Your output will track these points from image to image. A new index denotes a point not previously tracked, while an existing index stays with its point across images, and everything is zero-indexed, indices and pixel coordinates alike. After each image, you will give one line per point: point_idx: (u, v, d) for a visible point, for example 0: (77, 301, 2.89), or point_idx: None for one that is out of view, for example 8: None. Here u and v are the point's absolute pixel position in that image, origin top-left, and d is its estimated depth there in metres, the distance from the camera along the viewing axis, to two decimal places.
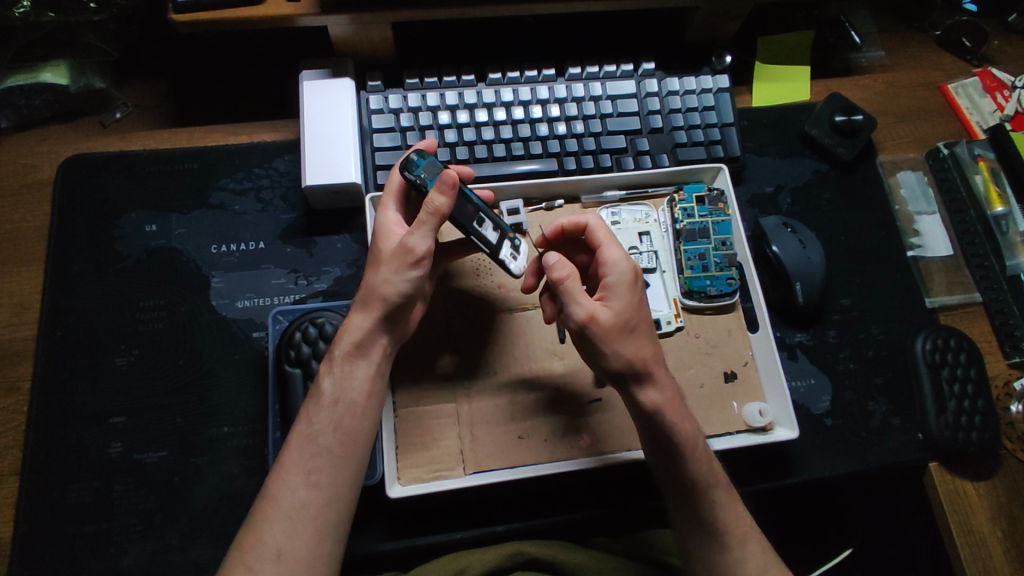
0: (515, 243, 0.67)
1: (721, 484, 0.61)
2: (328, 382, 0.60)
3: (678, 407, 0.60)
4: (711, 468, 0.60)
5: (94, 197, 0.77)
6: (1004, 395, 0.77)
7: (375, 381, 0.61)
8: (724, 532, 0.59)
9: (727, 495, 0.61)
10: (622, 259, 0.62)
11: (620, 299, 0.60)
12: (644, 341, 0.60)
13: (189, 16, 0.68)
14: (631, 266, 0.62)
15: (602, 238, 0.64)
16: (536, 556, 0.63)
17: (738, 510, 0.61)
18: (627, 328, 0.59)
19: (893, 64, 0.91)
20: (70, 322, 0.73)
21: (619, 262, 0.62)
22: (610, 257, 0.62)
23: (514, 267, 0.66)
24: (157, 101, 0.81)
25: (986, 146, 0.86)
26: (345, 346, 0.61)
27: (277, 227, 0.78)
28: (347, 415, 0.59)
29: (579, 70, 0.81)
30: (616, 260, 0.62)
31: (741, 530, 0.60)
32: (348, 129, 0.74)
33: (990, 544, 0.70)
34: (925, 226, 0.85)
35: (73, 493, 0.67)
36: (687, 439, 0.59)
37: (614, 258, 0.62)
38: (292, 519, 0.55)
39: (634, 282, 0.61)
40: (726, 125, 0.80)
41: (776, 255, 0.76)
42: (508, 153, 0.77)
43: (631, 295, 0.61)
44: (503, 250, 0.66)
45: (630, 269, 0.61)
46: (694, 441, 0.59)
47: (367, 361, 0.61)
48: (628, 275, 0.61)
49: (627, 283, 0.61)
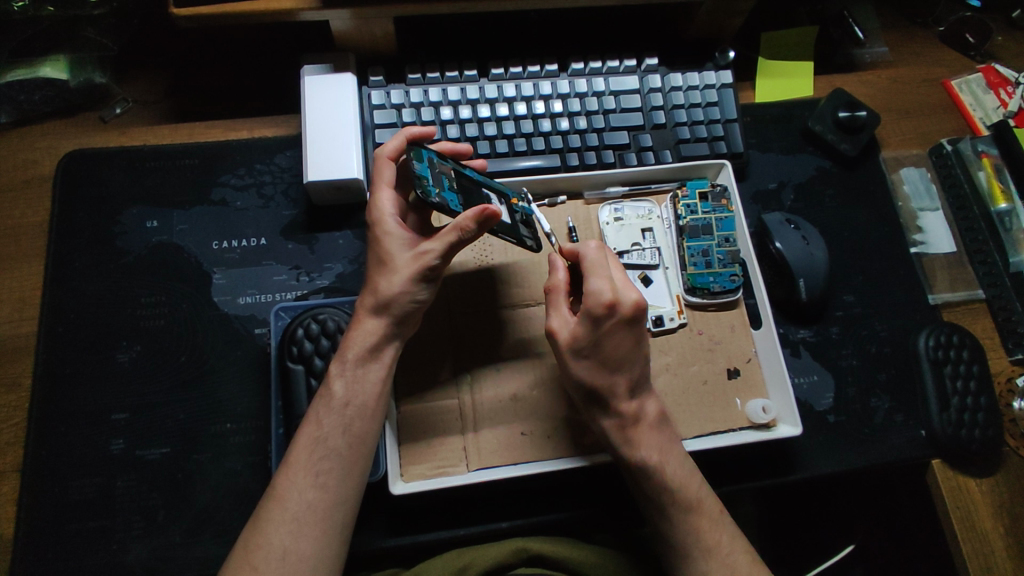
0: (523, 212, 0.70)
1: (683, 500, 0.60)
2: (338, 385, 0.60)
3: (635, 430, 0.60)
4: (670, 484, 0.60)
5: (95, 193, 0.76)
6: (1006, 392, 0.77)
7: (386, 384, 0.61)
8: (689, 543, 0.60)
9: (690, 510, 0.60)
10: (602, 291, 0.58)
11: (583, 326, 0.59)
12: (598, 366, 0.59)
13: (190, 10, 0.67)
14: (609, 297, 0.58)
15: (599, 261, 0.61)
16: (540, 553, 0.63)
17: (703, 521, 0.60)
18: (579, 353, 0.59)
19: (897, 59, 0.90)
20: (71, 318, 0.72)
21: (597, 291, 0.58)
22: (596, 283, 0.59)
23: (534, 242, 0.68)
24: (158, 96, 0.80)
25: (989, 142, 0.85)
26: (357, 350, 0.60)
27: (279, 222, 0.77)
28: (357, 418, 0.59)
29: (581, 66, 0.80)
30: (597, 287, 0.59)
31: (706, 540, 0.60)
32: (349, 124, 0.74)
33: (991, 541, 0.70)
34: (928, 222, 0.85)
35: (76, 490, 0.67)
36: (643, 457, 0.60)
37: (597, 285, 0.59)
38: (298, 522, 0.55)
39: (606, 315, 0.58)
40: (729, 121, 0.80)
41: (780, 251, 0.75)
42: (511, 149, 0.76)
43: (596, 325, 0.58)
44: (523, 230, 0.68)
45: (604, 300, 0.58)
46: (652, 460, 0.60)
47: (379, 364, 0.61)
48: (595, 304, 0.58)
49: (593, 316, 0.58)
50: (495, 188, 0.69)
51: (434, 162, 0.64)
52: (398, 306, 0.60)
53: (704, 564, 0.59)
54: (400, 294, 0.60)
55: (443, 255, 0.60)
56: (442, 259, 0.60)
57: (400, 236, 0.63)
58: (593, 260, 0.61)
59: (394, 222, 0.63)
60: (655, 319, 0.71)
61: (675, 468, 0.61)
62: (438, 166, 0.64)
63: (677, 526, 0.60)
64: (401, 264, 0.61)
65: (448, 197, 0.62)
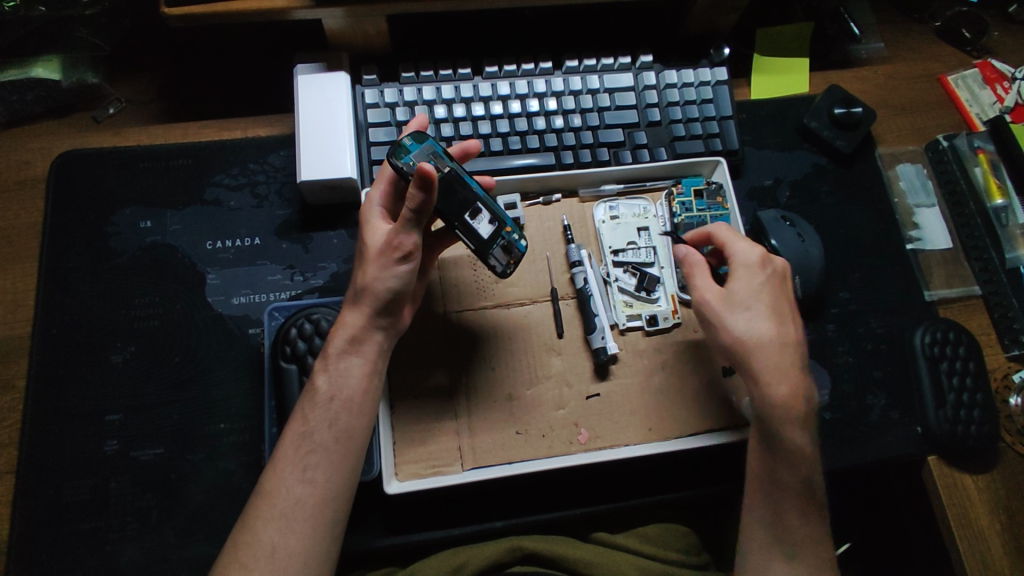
0: (508, 244, 0.64)
1: (812, 494, 0.60)
2: (322, 379, 0.60)
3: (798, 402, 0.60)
4: (805, 475, 0.60)
5: (88, 193, 0.76)
6: (1003, 388, 0.77)
7: (371, 378, 0.60)
8: (796, 537, 0.59)
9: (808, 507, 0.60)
10: (750, 246, 0.65)
11: (741, 282, 0.63)
12: (769, 319, 0.62)
13: (181, 10, 0.67)
14: (758, 253, 0.64)
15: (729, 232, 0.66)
16: (535, 551, 0.63)
17: (813, 520, 0.60)
18: (747, 307, 0.62)
19: (893, 55, 0.90)
20: (64, 319, 0.72)
21: (747, 249, 0.65)
22: (734, 246, 0.65)
23: (500, 266, 0.64)
24: (151, 96, 0.80)
25: (986, 138, 0.85)
26: (339, 342, 0.60)
27: (273, 222, 0.77)
28: (343, 412, 0.59)
29: (576, 63, 0.80)
30: (738, 249, 0.65)
31: (813, 540, 0.59)
32: (343, 123, 0.74)
33: (988, 537, 0.70)
34: (925, 219, 0.85)
35: (70, 491, 0.67)
36: (797, 444, 0.60)
37: (743, 247, 0.65)
38: (286, 518, 0.55)
39: (766, 263, 0.64)
40: (725, 118, 0.80)
41: (775, 247, 0.75)
42: (505, 147, 0.76)
43: (754, 278, 0.63)
44: (496, 254, 0.64)
45: (756, 254, 0.64)
46: (805, 445, 0.60)
47: (362, 357, 0.60)
48: (753, 261, 0.64)
49: (750, 267, 0.63)
50: (494, 203, 0.64)
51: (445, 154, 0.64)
52: (377, 290, 0.60)
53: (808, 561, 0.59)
54: (376, 275, 0.60)
55: (408, 233, 0.59)
56: (409, 238, 0.59)
57: (381, 224, 0.63)
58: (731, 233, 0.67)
59: (377, 213, 0.64)
60: (649, 318, 0.70)
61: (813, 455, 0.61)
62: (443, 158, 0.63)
63: (796, 522, 0.59)
64: (375, 247, 0.62)
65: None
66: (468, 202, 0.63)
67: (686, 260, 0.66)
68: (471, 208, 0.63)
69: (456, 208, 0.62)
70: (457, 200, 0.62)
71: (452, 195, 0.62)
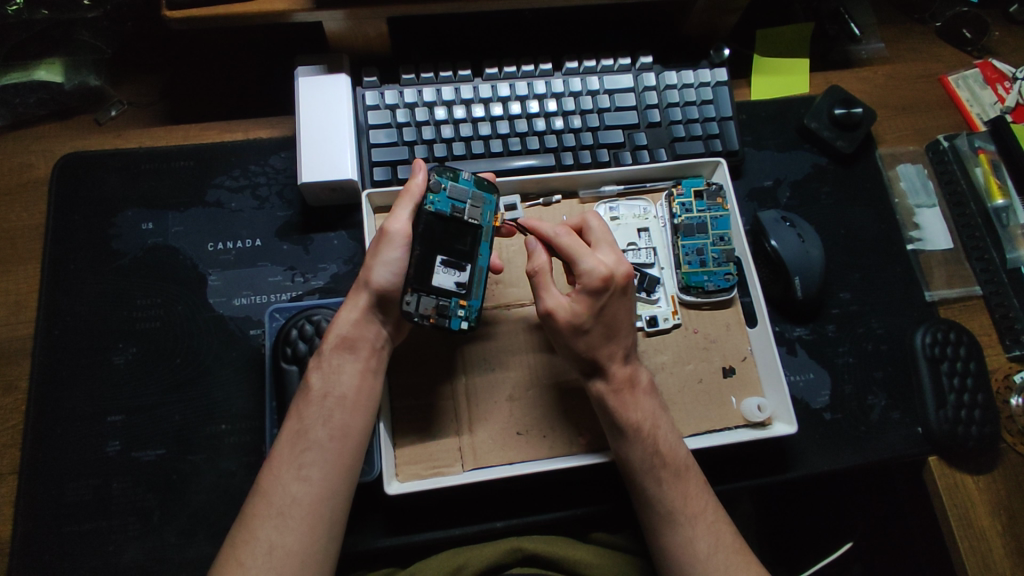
0: (444, 308, 0.62)
1: (669, 464, 0.61)
2: (316, 377, 0.61)
3: (630, 394, 0.62)
4: (656, 449, 0.61)
5: (91, 195, 0.77)
6: (1004, 389, 0.77)
7: (364, 377, 0.61)
8: (677, 512, 0.59)
9: (676, 476, 0.60)
10: (600, 266, 0.60)
11: (614, 298, 0.61)
12: (610, 337, 0.62)
13: (182, 12, 0.67)
14: (604, 272, 0.60)
15: (577, 243, 0.62)
16: (535, 552, 0.63)
17: (688, 489, 0.60)
18: (579, 329, 0.61)
19: (893, 56, 0.90)
20: (67, 320, 0.73)
21: (592, 268, 0.60)
22: (585, 262, 0.60)
23: (410, 309, 0.61)
24: (153, 98, 0.81)
25: (986, 138, 0.85)
26: (334, 340, 0.62)
27: (274, 224, 0.77)
28: (336, 410, 0.59)
29: (576, 65, 0.80)
30: (590, 267, 0.60)
31: (691, 507, 0.60)
32: (343, 125, 0.74)
33: (989, 538, 0.70)
34: (926, 219, 0.85)
35: (72, 491, 0.67)
36: (633, 421, 0.61)
37: (588, 263, 0.60)
38: (283, 516, 0.55)
39: (603, 289, 0.60)
40: (725, 118, 0.80)
41: (775, 249, 0.75)
42: (505, 149, 0.76)
43: (559, 300, 0.61)
44: (426, 302, 0.62)
45: (601, 275, 0.60)
46: (642, 423, 0.61)
47: (355, 355, 0.62)
48: (592, 284, 0.60)
49: (592, 290, 0.60)
50: (478, 280, 0.65)
51: (489, 214, 0.66)
52: (377, 285, 0.61)
53: (691, 529, 0.59)
54: (379, 270, 0.61)
55: (394, 216, 0.62)
56: (394, 220, 0.62)
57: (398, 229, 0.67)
58: (578, 241, 0.62)
59: None
60: (649, 319, 0.71)
61: (665, 434, 0.62)
62: (481, 212, 0.66)
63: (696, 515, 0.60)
64: (397, 232, 0.61)
65: (439, 203, 0.64)
66: (458, 256, 0.64)
67: (532, 268, 0.62)
68: (457, 260, 0.64)
69: (450, 248, 0.64)
70: (457, 247, 0.64)
71: (456, 240, 0.64)
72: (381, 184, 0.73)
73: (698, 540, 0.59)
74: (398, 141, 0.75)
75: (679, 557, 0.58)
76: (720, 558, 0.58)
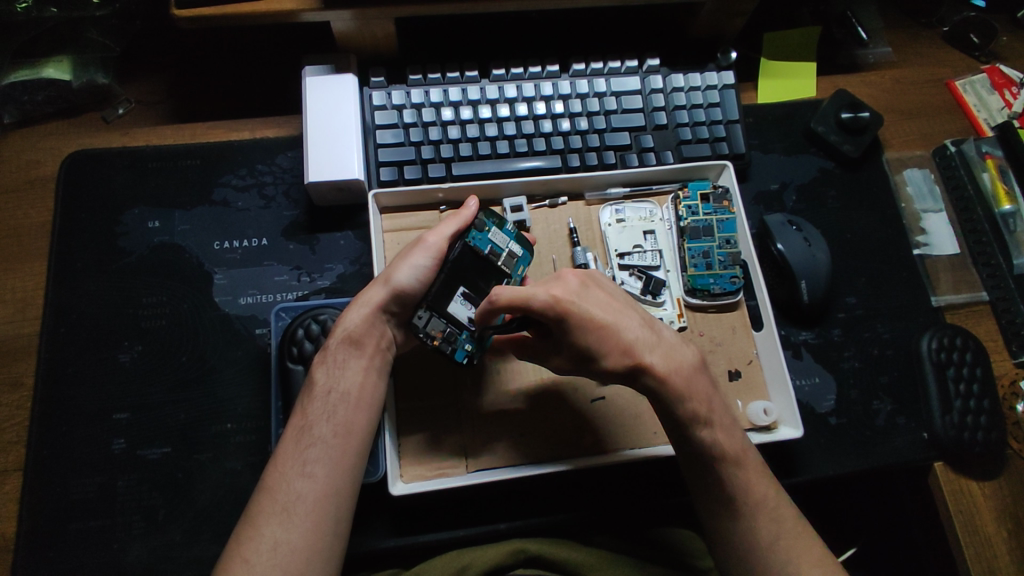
0: (450, 334, 0.64)
1: (728, 453, 0.59)
2: (320, 373, 0.62)
3: (684, 375, 0.58)
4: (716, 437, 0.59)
5: (99, 192, 0.77)
6: (1010, 395, 0.77)
7: (367, 374, 0.61)
8: None
9: (736, 463, 0.59)
10: (547, 295, 0.57)
11: (584, 301, 0.58)
12: (625, 333, 0.58)
13: (191, 12, 0.67)
14: (552, 293, 0.57)
15: (510, 296, 0.57)
16: (539, 553, 0.63)
17: (750, 476, 0.59)
18: (585, 360, 0.58)
19: (900, 60, 0.90)
20: (73, 318, 0.73)
21: (545, 299, 0.57)
22: (534, 300, 0.57)
23: (417, 322, 0.63)
24: (160, 97, 0.81)
25: (994, 143, 0.85)
26: (339, 336, 0.63)
27: (280, 223, 0.77)
28: (340, 405, 0.60)
29: (583, 66, 0.80)
30: (544, 300, 0.56)
31: (754, 495, 0.58)
32: (350, 125, 0.74)
33: (994, 544, 0.69)
34: (932, 225, 0.84)
35: (77, 488, 0.67)
36: None
37: (541, 296, 0.57)
38: (288, 513, 0.55)
39: (565, 312, 0.57)
40: (731, 122, 0.80)
41: (781, 252, 0.75)
42: (511, 149, 0.76)
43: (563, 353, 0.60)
44: (434, 322, 0.64)
45: (553, 300, 0.57)
46: (699, 408, 0.58)
47: (360, 352, 0.62)
48: (560, 317, 0.57)
49: (559, 323, 0.57)
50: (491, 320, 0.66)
51: (520, 268, 0.68)
52: (396, 283, 0.63)
53: (753, 520, 0.58)
54: (404, 270, 0.63)
55: (440, 232, 0.65)
56: (438, 238, 0.64)
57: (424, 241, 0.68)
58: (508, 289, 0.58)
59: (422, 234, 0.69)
60: None
61: (720, 418, 0.60)
62: (514, 264, 0.68)
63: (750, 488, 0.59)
64: (432, 244, 0.64)
65: (478, 241, 0.66)
66: (479, 296, 0.66)
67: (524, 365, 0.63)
68: (476, 298, 0.66)
69: (476, 287, 0.66)
70: (476, 282, 0.66)
71: (480, 278, 0.67)
72: (388, 184, 0.73)
73: (761, 528, 0.58)
74: (405, 141, 0.75)
75: (742, 548, 0.58)
76: (783, 544, 0.58)
